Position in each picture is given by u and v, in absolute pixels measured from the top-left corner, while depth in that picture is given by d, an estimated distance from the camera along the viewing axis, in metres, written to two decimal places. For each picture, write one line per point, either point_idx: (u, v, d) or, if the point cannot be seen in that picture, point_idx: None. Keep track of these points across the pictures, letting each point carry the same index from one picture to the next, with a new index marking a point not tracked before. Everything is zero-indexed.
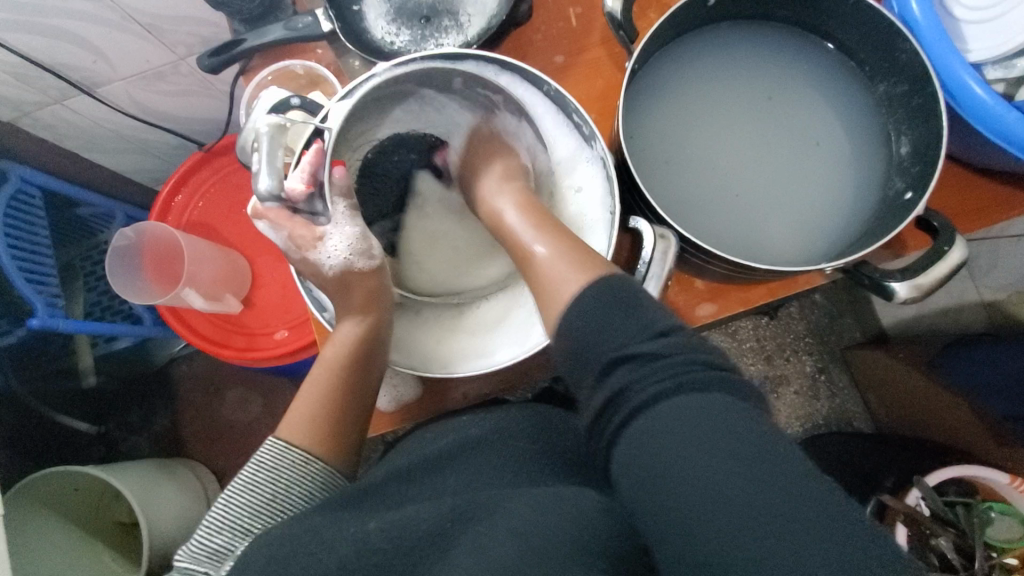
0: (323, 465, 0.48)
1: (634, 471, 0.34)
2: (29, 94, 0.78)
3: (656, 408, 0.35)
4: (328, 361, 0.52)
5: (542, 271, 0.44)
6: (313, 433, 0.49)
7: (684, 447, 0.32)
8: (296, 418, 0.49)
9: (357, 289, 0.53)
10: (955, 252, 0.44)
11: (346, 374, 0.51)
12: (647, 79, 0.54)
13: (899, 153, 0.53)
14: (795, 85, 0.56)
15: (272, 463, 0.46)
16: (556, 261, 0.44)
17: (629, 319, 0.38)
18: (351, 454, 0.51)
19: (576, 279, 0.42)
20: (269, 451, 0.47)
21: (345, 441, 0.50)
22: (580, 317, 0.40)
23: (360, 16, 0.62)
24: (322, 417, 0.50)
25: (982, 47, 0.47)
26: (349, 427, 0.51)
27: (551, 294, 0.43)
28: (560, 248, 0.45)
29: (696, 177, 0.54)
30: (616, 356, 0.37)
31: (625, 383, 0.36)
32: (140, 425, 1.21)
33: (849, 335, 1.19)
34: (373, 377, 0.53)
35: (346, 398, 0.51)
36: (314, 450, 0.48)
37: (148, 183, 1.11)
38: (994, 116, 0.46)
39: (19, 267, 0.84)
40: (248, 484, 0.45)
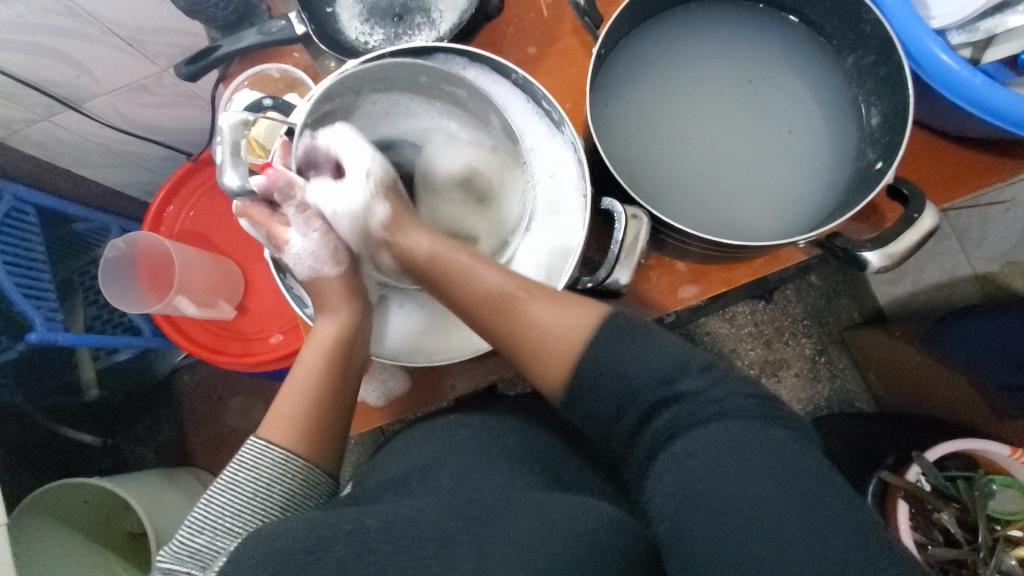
0: (304, 462, 0.48)
1: (664, 483, 0.39)
2: (18, 113, 0.80)
3: (698, 431, 0.40)
4: (307, 362, 0.52)
5: (536, 318, 0.46)
6: (293, 431, 0.48)
7: (724, 464, 0.37)
8: (276, 414, 0.49)
9: (332, 287, 0.55)
10: (926, 218, 0.44)
11: (324, 371, 0.51)
12: (615, 63, 0.54)
13: (870, 124, 0.53)
14: (764, 62, 0.56)
15: (253, 462, 0.47)
16: (545, 309, 0.46)
17: (664, 358, 0.44)
18: (334, 450, 0.51)
19: (579, 319, 0.46)
20: (251, 450, 0.47)
21: (327, 437, 0.50)
22: (607, 360, 0.44)
23: (333, 17, 0.63)
24: (303, 415, 0.49)
25: (945, 13, 0.47)
26: (332, 427, 0.51)
27: (544, 348, 0.46)
28: (546, 292, 0.48)
29: (667, 157, 0.54)
30: (663, 392, 0.43)
31: (675, 404, 0.43)
32: (146, 436, 1.23)
33: (847, 316, 1.18)
34: (353, 373, 0.53)
35: (327, 397, 0.51)
36: (295, 447, 0.48)
37: (141, 197, 1.13)
38: (961, 82, 0.46)
39: (17, 283, 0.86)
40: (230, 484, 0.45)
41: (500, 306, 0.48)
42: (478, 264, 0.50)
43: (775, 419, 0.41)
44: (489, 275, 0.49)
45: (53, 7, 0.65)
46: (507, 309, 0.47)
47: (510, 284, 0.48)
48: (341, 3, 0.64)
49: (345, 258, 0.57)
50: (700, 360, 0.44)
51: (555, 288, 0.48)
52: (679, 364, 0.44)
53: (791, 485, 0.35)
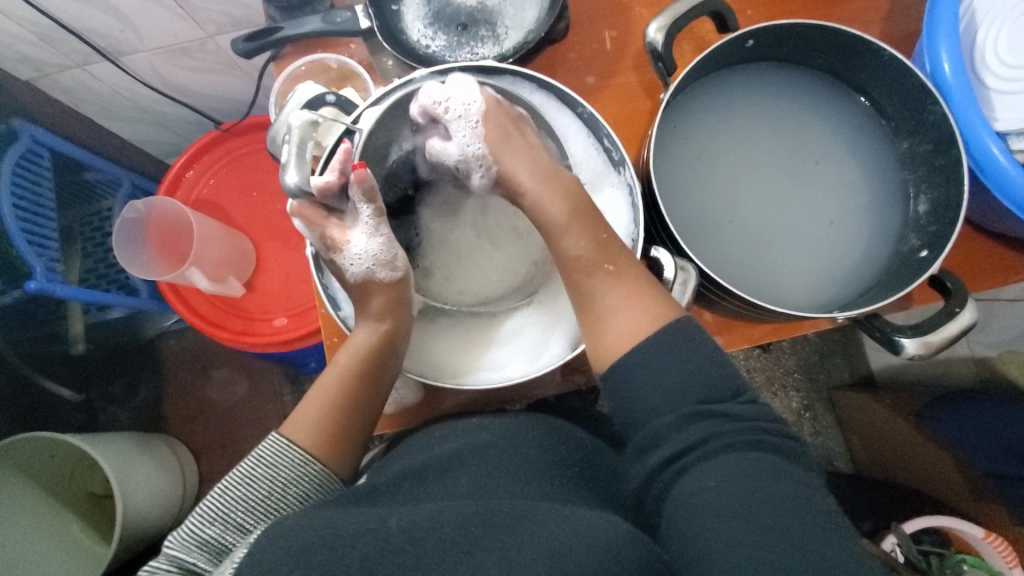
0: (323, 467, 0.48)
1: (684, 507, 0.36)
2: (52, 56, 0.78)
3: (710, 451, 0.38)
4: (340, 366, 0.52)
5: (600, 298, 0.45)
6: (316, 433, 0.49)
7: (743, 508, 0.34)
8: (304, 415, 0.50)
9: (376, 296, 0.52)
10: (966, 314, 0.45)
11: (355, 380, 0.51)
12: (677, 110, 0.54)
13: (917, 211, 0.54)
14: (820, 132, 0.57)
15: (271, 460, 0.47)
16: (615, 298, 0.44)
17: (701, 376, 0.41)
18: (353, 457, 0.51)
19: (648, 318, 0.43)
20: (271, 446, 0.48)
21: (350, 443, 0.50)
22: (647, 355, 0.42)
23: (398, 16, 0.63)
24: (326, 419, 0.50)
25: (1009, 117, 0.48)
26: (354, 436, 0.51)
27: (602, 338, 0.44)
28: (624, 274, 0.45)
29: (714, 212, 0.55)
30: (699, 408, 0.40)
31: (692, 427, 0.39)
32: (123, 396, 1.20)
33: (838, 375, 1.19)
34: (385, 383, 0.52)
35: (353, 404, 0.51)
36: (315, 450, 0.48)
37: (157, 155, 1.10)
38: (1013, 184, 0.47)
39: (22, 226, 0.83)
40: (246, 478, 0.46)
41: (580, 270, 0.46)
42: (569, 227, 0.47)
43: (770, 443, 0.39)
44: (573, 244, 0.47)
45: None
46: (584, 279, 0.46)
47: (595, 255, 0.46)
48: (408, 3, 0.63)
49: (403, 266, 0.53)
50: (735, 384, 0.41)
51: (634, 269, 0.46)
52: (716, 382, 0.41)
53: (786, 502, 0.34)
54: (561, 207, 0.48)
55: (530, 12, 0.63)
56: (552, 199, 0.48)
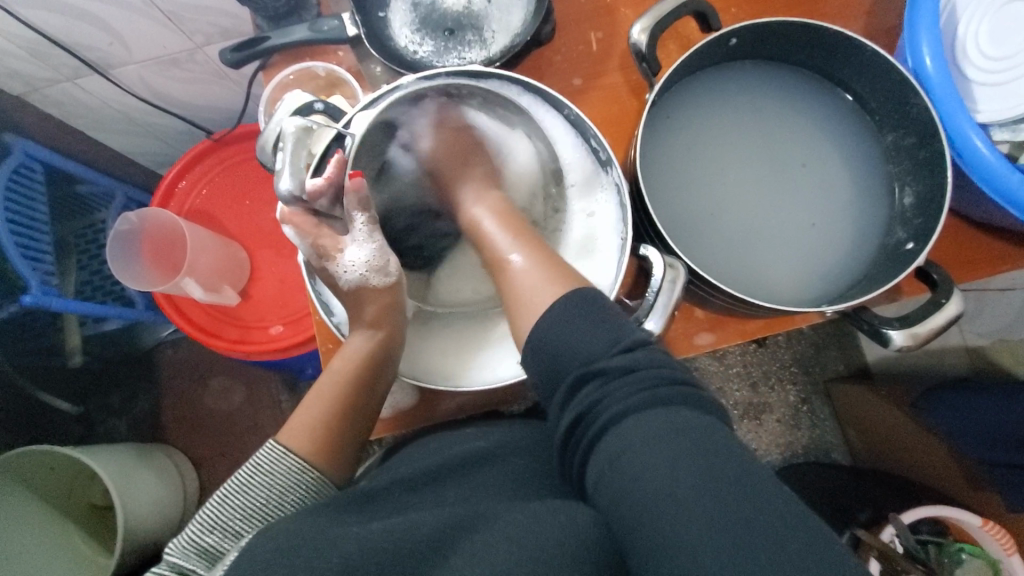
0: (319, 475, 0.49)
1: (615, 481, 0.36)
2: (41, 70, 0.78)
3: (627, 420, 0.37)
4: (335, 373, 0.52)
5: (514, 280, 0.48)
6: (312, 441, 0.49)
7: (655, 463, 0.34)
8: (302, 424, 0.50)
9: (370, 304, 0.54)
10: (952, 305, 0.45)
11: (353, 387, 0.52)
12: (663, 109, 0.55)
13: (903, 204, 0.54)
14: (805, 128, 0.58)
15: (269, 467, 0.47)
16: (529, 276, 0.48)
17: (595, 343, 0.41)
18: (349, 463, 0.51)
19: (549, 292, 0.45)
20: (269, 454, 0.48)
21: (346, 449, 0.51)
22: (558, 337, 0.42)
23: (385, 22, 0.63)
24: (322, 426, 0.50)
25: (991, 109, 0.48)
26: (348, 443, 0.51)
27: (526, 316, 0.46)
28: (535, 259, 0.49)
29: (702, 209, 0.55)
30: (586, 372, 0.40)
31: (594, 396, 0.39)
32: (121, 407, 1.20)
33: (834, 368, 1.20)
34: (379, 389, 0.53)
35: (348, 411, 0.51)
36: (312, 457, 0.49)
37: (149, 165, 1.10)
38: (996, 175, 0.47)
39: (15, 241, 0.83)
40: (244, 486, 0.46)
41: (501, 266, 0.51)
42: (492, 234, 0.53)
43: (664, 380, 0.39)
44: (499, 245, 0.52)
45: None
46: (499, 274, 0.50)
47: (505, 253, 0.51)
48: (394, 10, 0.64)
49: (394, 272, 0.55)
50: (623, 337, 0.41)
51: (546, 256, 0.49)
52: (610, 340, 0.41)
53: (708, 454, 0.34)
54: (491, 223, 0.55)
55: (516, 16, 0.63)
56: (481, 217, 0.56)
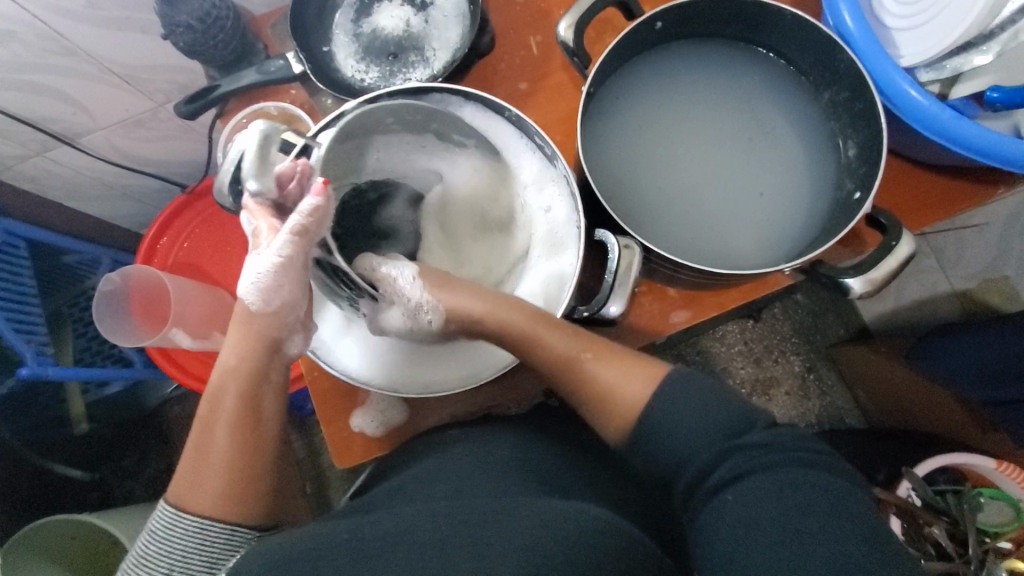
0: (223, 526, 0.44)
1: (714, 525, 0.38)
2: (11, 148, 0.80)
3: (739, 481, 0.39)
4: (223, 412, 0.47)
5: (599, 378, 0.49)
6: (210, 496, 0.45)
7: (765, 517, 0.37)
8: (190, 479, 0.45)
9: (258, 326, 0.49)
10: (903, 246, 0.46)
11: (239, 430, 0.47)
12: (603, 98, 0.56)
13: (848, 156, 0.55)
14: (744, 97, 0.59)
15: (165, 533, 0.44)
16: (611, 370, 0.49)
17: (723, 412, 0.44)
18: (264, 499, 0.47)
19: (646, 383, 0.47)
20: (162, 521, 0.44)
21: (254, 490, 0.46)
22: (662, 418, 0.45)
23: (330, 56, 0.66)
24: (218, 474, 0.45)
25: (912, 52, 0.49)
26: (256, 484, 0.46)
27: (617, 404, 0.48)
28: (609, 356, 0.50)
29: (654, 188, 0.56)
30: (730, 444, 0.42)
31: (726, 458, 0.41)
32: (134, 469, 1.21)
33: (833, 332, 1.19)
34: (271, 418, 0.49)
35: (245, 450, 0.46)
36: (210, 512, 0.44)
37: (132, 228, 1.13)
38: (930, 116, 0.48)
39: (6, 317, 0.85)
40: (143, 559, 0.43)
41: (569, 362, 0.49)
42: (541, 332, 0.49)
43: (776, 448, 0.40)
44: (553, 343, 0.49)
45: (52, 48, 0.66)
46: (576, 371, 0.49)
47: (576, 347, 0.49)
48: (337, 42, 0.66)
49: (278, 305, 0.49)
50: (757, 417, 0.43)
51: (611, 348, 0.50)
52: (740, 418, 0.43)
53: (813, 510, 0.36)
54: (518, 318, 0.50)
55: (454, 32, 0.66)
56: (483, 302, 0.50)
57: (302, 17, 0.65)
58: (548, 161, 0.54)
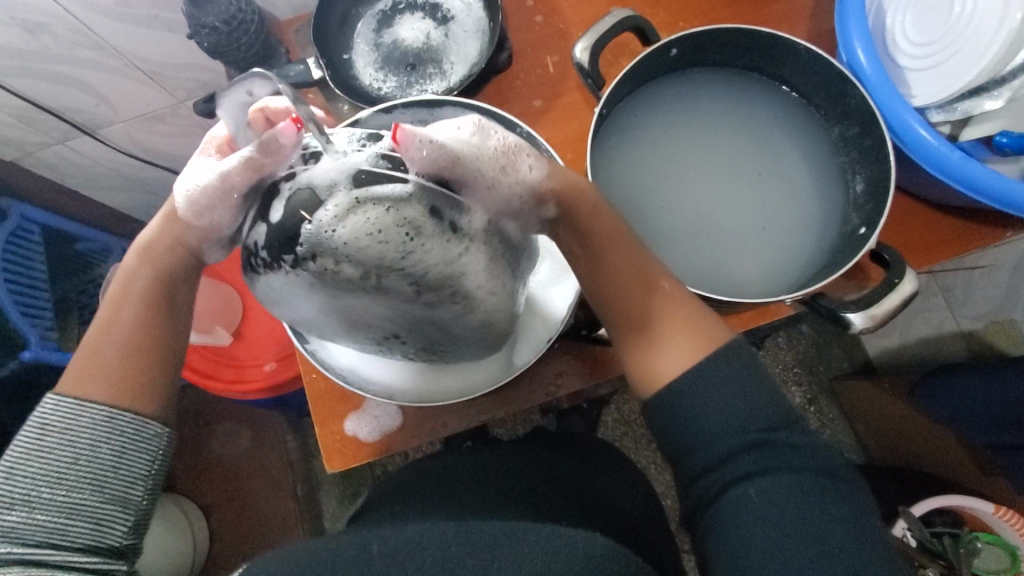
0: (134, 414, 0.41)
1: (731, 518, 0.37)
2: (33, 136, 0.82)
3: (761, 478, 0.37)
4: (129, 303, 0.43)
5: (654, 325, 0.44)
6: (112, 384, 0.41)
7: (785, 527, 0.35)
8: (89, 365, 0.41)
9: (164, 235, 0.45)
10: (904, 283, 0.47)
11: (146, 332, 0.43)
12: (615, 119, 0.57)
13: (855, 191, 0.56)
14: (754, 126, 0.59)
15: (54, 421, 0.39)
16: (671, 323, 0.44)
17: (763, 407, 0.40)
18: (167, 396, 0.44)
19: (702, 347, 0.43)
20: (50, 409, 0.39)
21: (157, 384, 0.43)
22: (706, 390, 0.41)
23: (349, 64, 0.67)
24: (126, 362, 0.42)
25: (925, 92, 0.49)
26: (162, 376, 0.43)
27: (657, 358, 0.43)
28: (682, 311, 0.45)
29: (661, 211, 0.57)
30: (762, 437, 0.39)
31: (755, 452, 0.39)
32: None
33: (836, 365, 1.18)
34: (181, 313, 0.46)
35: (156, 342, 0.43)
36: (117, 399, 0.41)
37: (144, 220, 1.14)
38: (939, 156, 0.49)
39: (14, 300, 0.86)
40: (26, 456, 0.38)
41: (636, 300, 0.45)
42: (619, 251, 0.46)
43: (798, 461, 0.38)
44: (621, 270, 0.46)
45: (80, 41, 0.68)
46: (636, 309, 0.45)
47: (647, 284, 0.46)
48: (358, 51, 0.68)
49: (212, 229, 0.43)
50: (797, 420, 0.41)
51: (686, 306, 0.45)
52: (778, 416, 0.41)
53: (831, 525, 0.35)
54: (600, 222, 0.46)
55: (472, 47, 0.67)
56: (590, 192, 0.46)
57: (325, 25, 0.66)
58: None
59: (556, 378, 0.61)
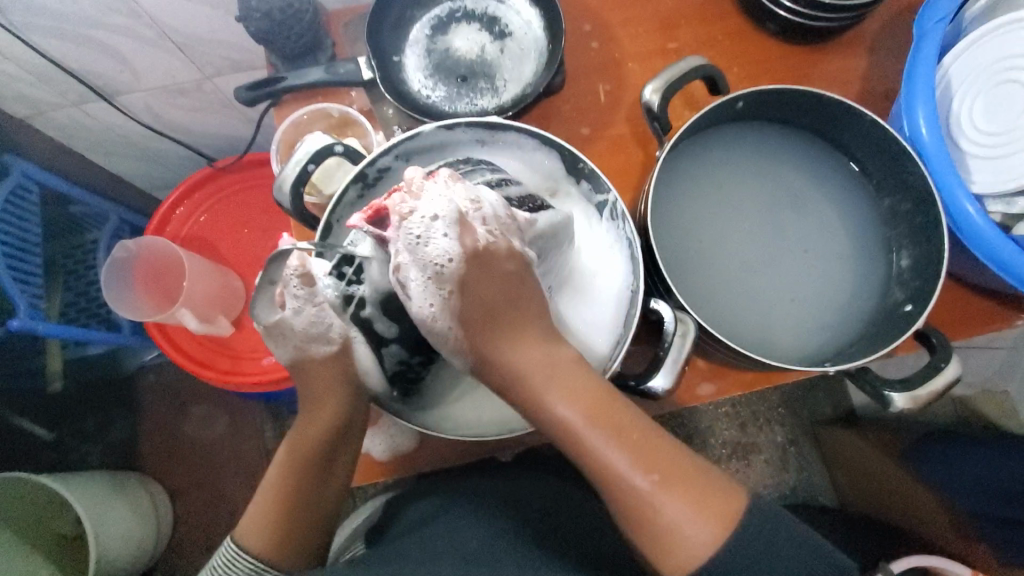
0: (276, 571, 0.50)
1: None
2: (47, 95, 0.78)
3: None
4: (281, 461, 0.52)
5: (654, 513, 0.38)
6: (267, 540, 0.50)
7: None
8: (254, 518, 0.50)
9: (318, 373, 0.52)
10: (949, 369, 0.47)
11: (299, 488, 0.51)
12: (672, 164, 0.57)
13: (900, 265, 0.56)
14: (806, 188, 0.60)
15: (226, 567, 0.49)
16: (678, 508, 0.38)
17: None
18: (308, 547, 0.52)
19: (707, 533, 0.37)
20: (228, 552, 0.50)
21: (300, 540, 0.51)
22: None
23: (399, 66, 0.65)
24: (277, 519, 0.50)
25: (986, 181, 0.50)
26: (307, 531, 0.52)
27: (668, 549, 0.37)
28: (674, 485, 0.38)
29: (708, 263, 0.57)
30: None
31: None
32: (96, 433, 1.15)
33: (822, 411, 1.18)
34: (337, 470, 0.53)
35: (304, 497, 0.51)
36: (266, 555, 0.49)
37: (144, 187, 1.09)
38: (992, 245, 0.49)
39: (5, 262, 0.81)
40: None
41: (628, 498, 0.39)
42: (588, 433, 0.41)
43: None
44: (622, 464, 0.39)
45: (116, 7, 0.64)
46: (621, 492, 0.39)
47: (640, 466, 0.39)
48: (408, 55, 0.66)
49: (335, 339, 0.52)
50: None
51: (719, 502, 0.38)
52: None
53: None
54: (576, 410, 0.41)
55: (528, 67, 0.65)
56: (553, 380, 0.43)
57: (379, 23, 0.64)
58: (599, 210, 0.55)
59: None
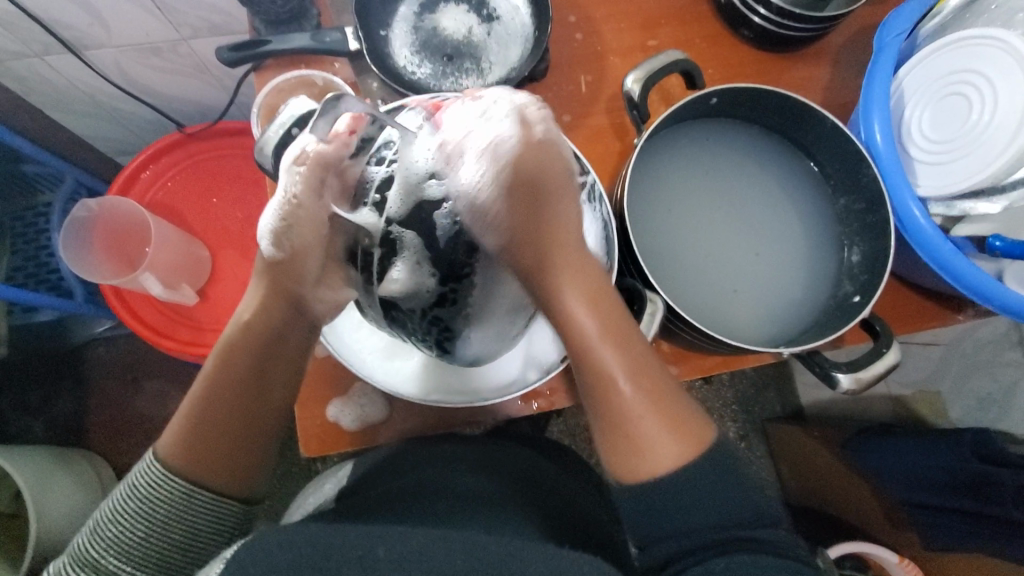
0: (211, 494, 0.44)
1: None
2: (8, 42, 0.74)
3: None
4: (210, 366, 0.47)
5: (630, 415, 0.44)
6: (199, 457, 0.44)
7: None
8: (180, 434, 0.45)
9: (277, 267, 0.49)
10: (891, 354, 0.52)
11: (238, 399, 0.46)
12: (647, 153, 0.59)
13: (851, 260, 0.60)
14: (769, 184, 0.63)
15: (147, 488, 0.43)
16: (653, 424, 0.44)
17: None
18: (246, 475, 0.46)
19: (680, 452, 0.43)
20: (147, 474, 0.44)
21: (241, 464, 0.46)
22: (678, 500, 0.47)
23: (386, 41, 0.65)
24: (210, 433, 0.45)
25: (931, 186, 0.55)
26: (250, 456, 0.46)
27: (641, 450, 0.43)
28: (659, 402, 0.45)
29: (676, 249, 0.60)
30: None
31: None
32: (39, 406, 1.11)
33: (772, 409, 1.23)
34: (274, 381, 0.48)
35: (244, 410, 0.46)
36: (197, 474, 0.44)
37: (104, 152, 1.04)
38: (933, 244, 0.52)
39: None
40: (122, 514, 0.43)
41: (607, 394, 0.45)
42: (602, 344, 0.46)
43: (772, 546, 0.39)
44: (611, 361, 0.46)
45: None
46: (607, 401, 0.45)
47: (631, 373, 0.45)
48: (396, 30, 0.66)
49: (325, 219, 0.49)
50: None
51: (695, 426, 0.45)
52: None
53: None
54: (594, 321, 0.47)
55: (514, 51, 0.67)
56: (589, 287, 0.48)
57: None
58: None
59: (547, 390, 0.61)
